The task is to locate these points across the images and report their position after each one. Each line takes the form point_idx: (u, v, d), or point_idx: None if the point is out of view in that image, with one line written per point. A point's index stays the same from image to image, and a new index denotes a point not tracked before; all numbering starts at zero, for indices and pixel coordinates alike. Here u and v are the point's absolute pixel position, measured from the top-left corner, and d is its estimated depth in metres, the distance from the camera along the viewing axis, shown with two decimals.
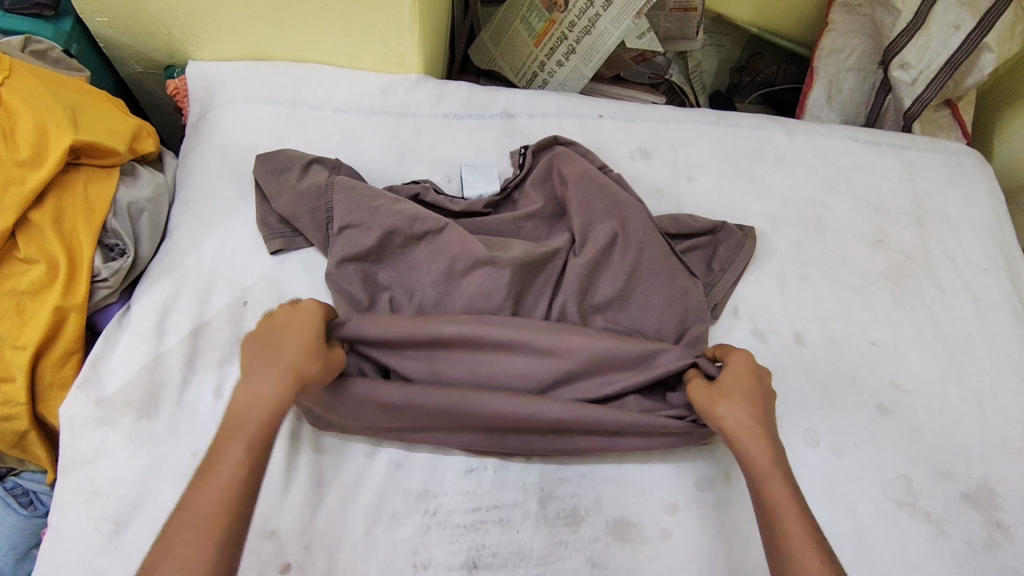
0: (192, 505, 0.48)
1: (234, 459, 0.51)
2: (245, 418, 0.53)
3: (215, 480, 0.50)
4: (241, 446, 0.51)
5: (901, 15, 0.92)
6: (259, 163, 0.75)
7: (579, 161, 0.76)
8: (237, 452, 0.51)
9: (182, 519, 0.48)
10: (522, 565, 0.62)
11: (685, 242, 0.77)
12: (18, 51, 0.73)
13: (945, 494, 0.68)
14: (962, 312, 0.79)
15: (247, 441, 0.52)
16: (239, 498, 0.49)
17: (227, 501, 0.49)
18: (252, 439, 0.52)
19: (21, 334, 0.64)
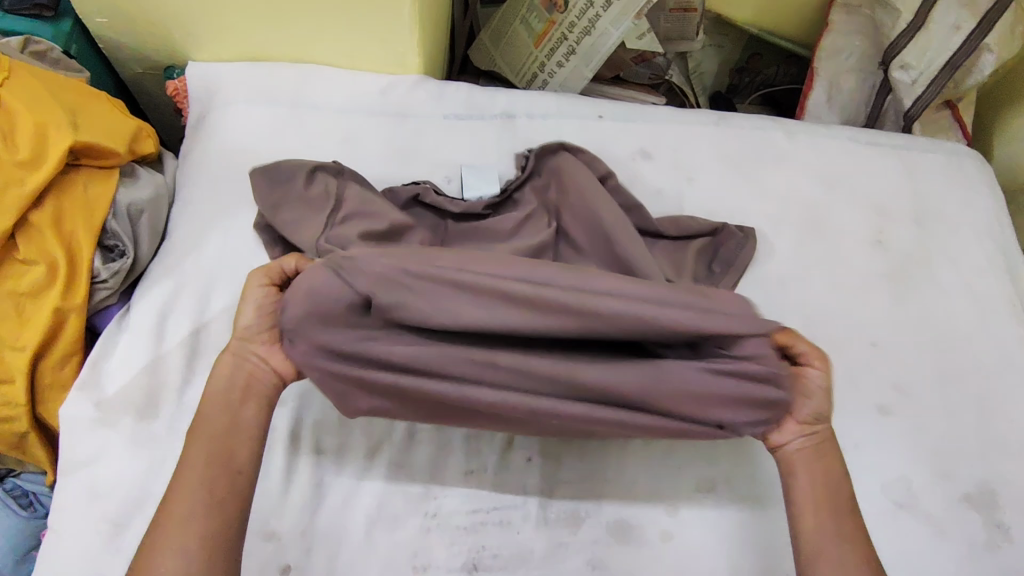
0: (167, 522, 0.50)
1: (192, 460, 0.53)
2: (203, 418, 0.54)
3: (177, 486, 0.52)
4: (200, 449, 0.53)
5: (900, 16, 0.92)
6: (257, 175, 0.71)
7: (587, 175, 0.75)
8: (195, 455, 0.53)
9: (155, 524, 0.51)
10: (522, 566, 0.62)
11: (695, 246, 0.77)
12: (18, 52, 0.73)
13: (946, 495, 0.68)
14: (963, 313, 0.79)
15: (204, 442, 0.53)
16: (199, 498, 0.51)
17: (189, 502, 0.51)
18: (207, 441, 0.53)
19: (21, 335, 0.64)
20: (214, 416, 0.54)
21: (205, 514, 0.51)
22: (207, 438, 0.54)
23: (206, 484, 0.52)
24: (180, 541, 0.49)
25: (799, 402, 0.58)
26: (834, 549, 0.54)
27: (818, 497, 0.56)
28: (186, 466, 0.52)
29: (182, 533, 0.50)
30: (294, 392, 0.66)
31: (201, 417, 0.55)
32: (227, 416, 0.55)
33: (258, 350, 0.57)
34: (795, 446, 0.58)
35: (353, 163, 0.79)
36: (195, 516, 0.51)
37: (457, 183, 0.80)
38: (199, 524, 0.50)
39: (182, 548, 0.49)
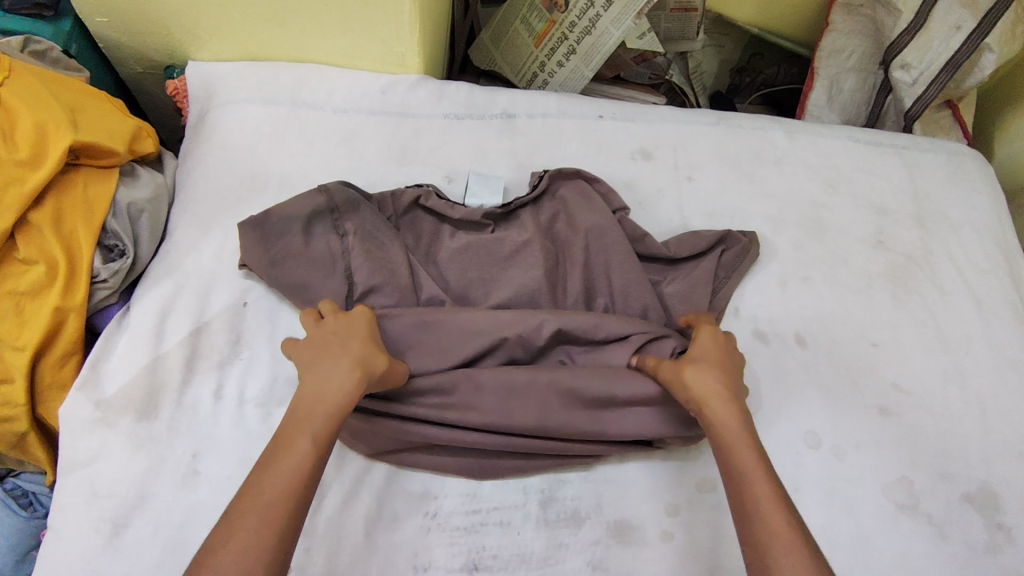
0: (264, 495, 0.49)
1: (302, 449, 0.51)
2: (310, 408, 0.53)
3: (272, 474, 0.50)
4: (308, 439, 0.52)
5: (900, 16, 0.92)
6: (249, 231, 0.69)
7: (591, 204, 0.76)
8: (303, 444, 0.51)
9: (248, 507, 0.48)
10: (523, 567, 0.62)
11: (710, 262, 0.75)
12: (17, 51, 0.72)
13: (946, 495, 0.68)
14: (963, 313, 0.79)
15: (314, 433, 0.52)
16: (289, 493, 0.49)
17: (279, 492, 0.49)
18: (316, 432, 0.52)
19: (21, 335, 0.64)
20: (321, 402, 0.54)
21: (290, 513, 0.48)
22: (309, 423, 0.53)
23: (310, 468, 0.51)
24: (257, 533, 0.47)
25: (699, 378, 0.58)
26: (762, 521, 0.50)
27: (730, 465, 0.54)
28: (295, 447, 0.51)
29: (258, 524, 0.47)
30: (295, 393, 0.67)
31: (310, 408, 0.53)
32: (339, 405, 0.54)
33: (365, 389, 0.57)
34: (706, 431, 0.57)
35: (353, 163, 0.79)
36: (275, 508, 0.48)
37: (460, 183, 0.80)
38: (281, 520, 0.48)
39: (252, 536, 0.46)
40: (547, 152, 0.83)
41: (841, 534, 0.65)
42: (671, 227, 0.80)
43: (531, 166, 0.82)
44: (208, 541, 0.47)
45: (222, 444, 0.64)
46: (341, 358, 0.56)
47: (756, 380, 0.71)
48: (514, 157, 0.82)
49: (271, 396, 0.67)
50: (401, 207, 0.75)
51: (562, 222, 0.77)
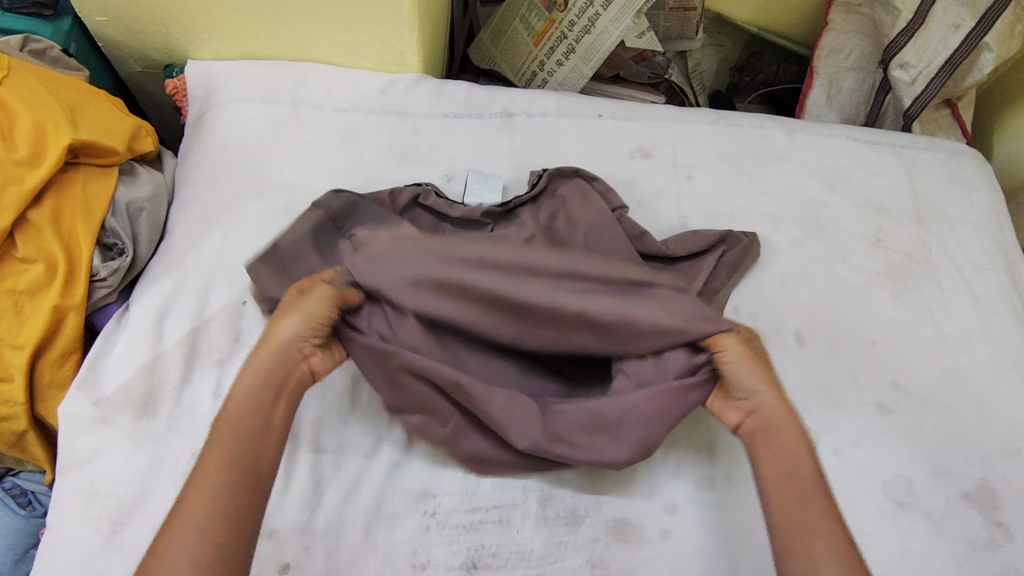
0: (183, 510, 0.49)
1: (219, 450, 0.52)
2: (233, 414, 0.55)
3: (197, 482, 0.51)
4: (219, 451, 0.52)
5: (900, 14, 0.92)
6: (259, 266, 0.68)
7: (591, 203, 0.76)
8: (223, 448, 0.52)
9: (160, 530, 0.49)
10: (522, 565, 0.62)
11: (710, 262, 0.75)
12: (17, 50, 0.73)
13: (946, 493, 0.68)
14: (963, 311, 0.79)
15: (234, 436, 0.53)
16: (218, 495, 0.50)
17: (207, 496, 0.50)
18: (233, 437, 0.53)
19: (20, 333, 0.64)
20: (241, 415, 0.55)
21: (221, 512, 0.49)
22: (233, 432, 0.54)
23: (226, 480, 0.51)
24: (190, 536, 0.48)
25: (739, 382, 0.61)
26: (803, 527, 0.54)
27: (778, 477, 0.57)
28: (209, 458, 0.52)
29: (191, 528, 0.48)
30: None
31: (230, 414, 0.55)
32: (257, 416, 0.55)
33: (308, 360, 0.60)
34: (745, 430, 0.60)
35: (353, 161, 0.79)
36: (207, 511, 0.49)
37: (459, 182, 0.80)
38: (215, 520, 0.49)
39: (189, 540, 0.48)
40: (547, 151, 0.83)
41: None
42: (671, 226, 0.80)
43: (530, 165, 0.82)
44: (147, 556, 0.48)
45: None
46: (257, 355, 0.58)
47: None
48: (514, 156, 0.82)
49: None
50: (400, 204, 0.74)
51: (562, 221, 0.76)
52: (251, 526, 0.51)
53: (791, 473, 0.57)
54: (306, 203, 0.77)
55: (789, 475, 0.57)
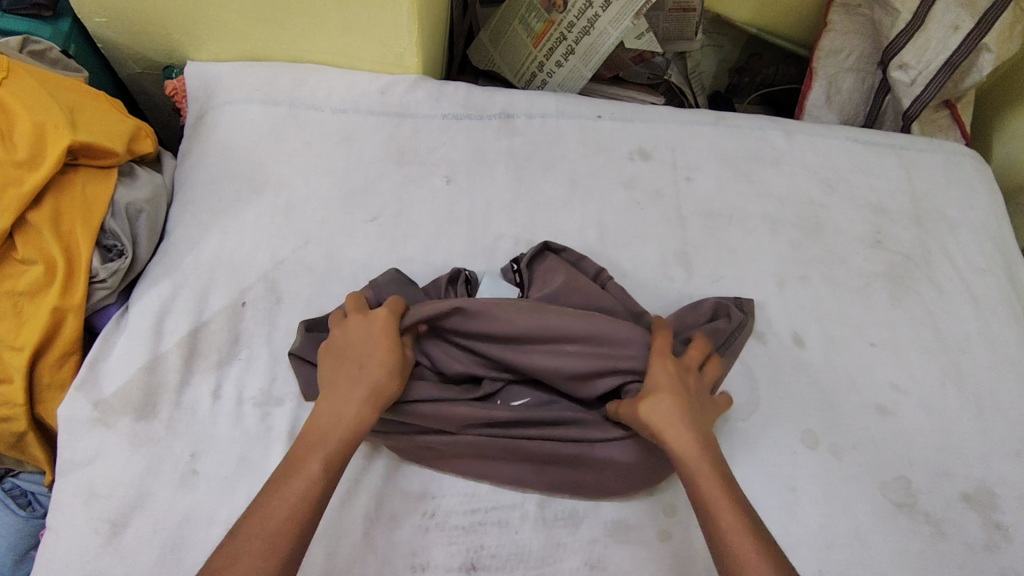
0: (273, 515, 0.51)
1: (312, 461, 0.54)
2: (322, 421, 0.57)
3: (288, 487, 0.53)
4: (319, 462, 0.54)
5: (899, 15, 0.92)
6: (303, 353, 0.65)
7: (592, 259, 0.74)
8: (313, 469, 0.54)
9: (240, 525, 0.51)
10: (521, 566, 0.62)
11: (710, 301, 0.73)
12: (17, 51, 0.73)
13: (945, 495, 0.68)
14: (961, 312, 0.79)
15: (325, 447, 0.55)
16: (302, 510, 0.52)
17: (294, 507, 0.51)
18: (330, 449, 0.55)
19: (19, 335, 0.64)
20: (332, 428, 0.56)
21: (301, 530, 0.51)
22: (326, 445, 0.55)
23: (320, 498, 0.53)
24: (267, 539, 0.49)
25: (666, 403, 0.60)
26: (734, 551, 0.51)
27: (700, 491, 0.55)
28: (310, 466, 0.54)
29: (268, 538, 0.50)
30: (292, 392, 0.67)
31: (324, 421, 0.57)
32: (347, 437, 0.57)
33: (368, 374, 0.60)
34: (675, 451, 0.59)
35: (352, 163, 0.79)
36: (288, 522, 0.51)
37: (458, 183, 0.80)
38: (296, 536, 0.51)
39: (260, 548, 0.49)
40: (546, 153, 0.83)
41: (840, 533, 0.65)
42: (670, 227, 0.80)
43: (530, 167, 0.82)
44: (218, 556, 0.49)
45: (220, 444, 0.64)
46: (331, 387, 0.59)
47: (753, 380, 0.72)
48: (513, 157, 0.82)
49: (269, 397, 0.67)
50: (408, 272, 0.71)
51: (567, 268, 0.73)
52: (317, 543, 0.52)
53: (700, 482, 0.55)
54: (305, 204, 0.77)
55: (699, 485, 0.55)
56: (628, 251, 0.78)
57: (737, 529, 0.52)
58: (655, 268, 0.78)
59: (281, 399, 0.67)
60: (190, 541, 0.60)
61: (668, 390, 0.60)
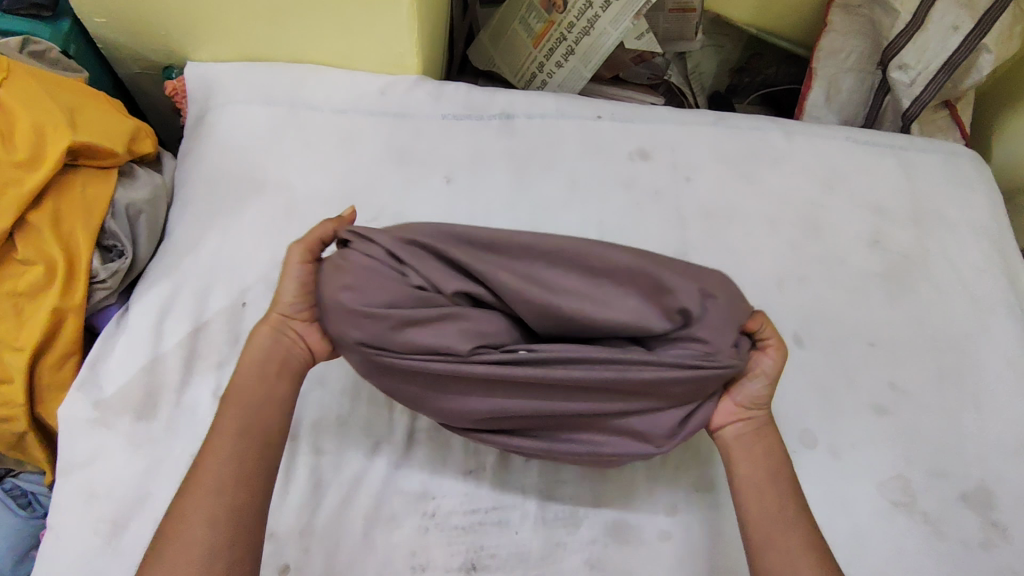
0: (197, 482, 0.51)
1: (224, 430, 0.53)
2: (238, 389, 0.56)
3: (208, 452, 0.52)
4: (234, 417, 0.54)
5: (900, 16, 0.92)
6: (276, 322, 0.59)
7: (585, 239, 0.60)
8: (229, 425, 0.54)
9: (172, 505, 0.51)
10: (521, 566, 0.62)
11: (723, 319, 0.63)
12: (17, 52, 0.73)
13: (943, 495, 0.68)
14: (960, 312, 0.79)
15: (237, 412, 0.54)
16: (220, 477, 0.51)
17: (212, 477, 0.51)
18: (241, 411, 0.54)
19: (19, 335, 0.64)
20: (250, 384, 0.56)
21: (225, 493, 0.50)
22: (240, 402, 0.55)
23: (243, 454, 0.52)
24: (197, 516, 0.49)
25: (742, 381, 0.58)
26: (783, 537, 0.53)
27: (756, 483, 0.56)
28: (220, 427, 0.54)
29: (194, 518, 0.49)
30: None
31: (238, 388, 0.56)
32: (262, 385, 0.56)
33: (298, 327, 0.59)
34: (732, 431, 0.59)
35: (353, 163, 0.79)
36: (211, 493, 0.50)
37: (458, 184, 0.80)
38: (227, 514, 0.50)
39: (194, 526, 0.49)
40: (546, 153, 0.83)
41: (839, 533, 0.65)
42: (670, 228, 0.80)
43: (529, 167, 0.82)
44: (161, 530, 0.50)
45: None
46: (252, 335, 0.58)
47: None
48: (513, 158, 0.82)
49: None
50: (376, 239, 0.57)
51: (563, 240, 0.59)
52: (262, 506, 0.52)
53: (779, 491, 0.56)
54: (305, 205, 0.77)
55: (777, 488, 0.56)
56: None
57: (789, 518, 0.54)
58: None
59: None
60: None
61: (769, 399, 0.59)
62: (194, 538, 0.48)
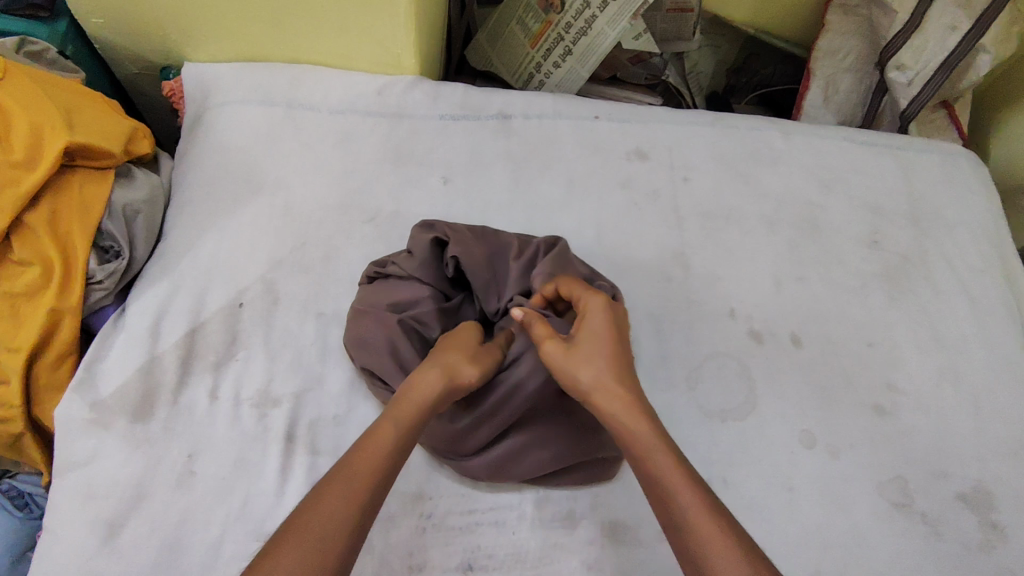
0: (332, 482, 0.48)
1: (390, 435, 0.52)
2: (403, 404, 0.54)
3: (356, 457, 0.50)
4: (395, 426, 0.52)
5: (897, 16, 0.91)
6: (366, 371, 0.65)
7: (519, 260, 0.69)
8: (390, 431, 0.52)
9: (297, 505, 0.47)
10: (518, 567, 0.62)
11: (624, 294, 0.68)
12: (13, 52, 0.73)
13: (941, 494, 0.68)
14: (957, 312, 0.79)
15: (399, 423, 0.53)
16: (379, 480, 0.50)
17: (370, 477, 0.49)
18: (407, 421, 0.53)
19: (16, 336, 0.64)
20: (416, 403, 0.54)
21: (372, 504, 0.48)
22: (402, 413, 0.53)
23: (389, 464, 0.51)
24: (347, 508, 0.47)
25: (589, 363, 0.56)
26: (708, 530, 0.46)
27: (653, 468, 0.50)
28: (385, 430, 0.52)
29: (334, 512, 0.47)
30: (290, 392, 0.67)
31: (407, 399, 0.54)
32: (426, 409, 0.54)
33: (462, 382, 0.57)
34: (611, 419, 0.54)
35: (350, 163, 0.79)
36: (369, 493, 0.48)
37: (455, 183, 0.80)
38: (363, 512, 0.48)
39: (346, 513, 0.47)
40: (544, 153, 0.83)
41: (836, 532, 0.65)
42: (667, 227, 0.80)
43: (527, 168, 0.82)
44: (283, 526, 0.46)
45: (217, 445, 0.64)
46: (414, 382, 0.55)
47: (750, 381, 0.72)
48: (511, 158, 0.82)
49: (266, 397, 0.67)
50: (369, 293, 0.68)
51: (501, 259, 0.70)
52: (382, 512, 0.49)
53: (654, 463, 0.50)
54: (303, 205, 0.77)
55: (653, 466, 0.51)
56: (626, 252, 0.78)
57: (691, 499, 0.48)
58: (653, 267, 0.78)
59: (279, 400, 0.67)
60: (188, 541, 0.60)
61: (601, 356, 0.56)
62: (338, 525, 0.46)
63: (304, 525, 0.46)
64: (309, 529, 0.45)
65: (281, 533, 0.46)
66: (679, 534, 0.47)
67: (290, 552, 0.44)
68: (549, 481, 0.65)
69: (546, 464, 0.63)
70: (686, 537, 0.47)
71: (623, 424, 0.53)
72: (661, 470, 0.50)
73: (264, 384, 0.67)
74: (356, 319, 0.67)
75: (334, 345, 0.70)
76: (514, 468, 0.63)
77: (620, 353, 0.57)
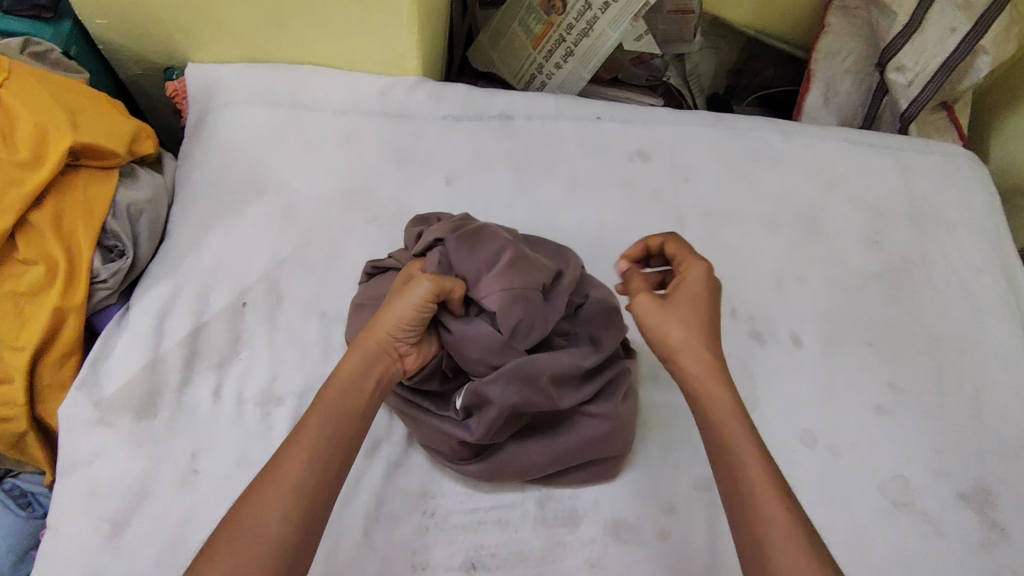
0: (258, 483, 0.49)
1: (311, 427, 0.51)
2: (331, 393, 0.53)
3: (285, 453, 0.50)
4: (317, 418, 0.52)
5: (896, 18, 0.92)
6: None
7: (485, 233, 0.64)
8: (313, 424, 0.52)
9: (227, 512, 0.48)
10: (521, 565, 0.62)
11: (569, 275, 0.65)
12: (17, 53, 0.73)
13: (942, 493, 0.68)
14: (958, 312, 0.79)
15: (322, 415, 0.52)
16: (306, 477, 0.49)
17: (296, 477, 0.49)
18: (331, 409, 0.52)
19: (20, 335, 0.64)
20: (342, 388, 0.54)
21: (302, 498, 0.48)
22: (328, 402, 0.53)
23: (315, 454, 0.50)
24: (275, 513, 0.47)
25: (683, 330, 0.55)
26: (781, 525, 0.47)
27: (727, 450, 0.51)
28: (310, 422, 0.52)
29: (264, 512, 0.47)
30: (293, 391, 0.68)
31: (334, 384, 0.54)
32: (352, 395, 0.54)
33: (398, 351, 0.57)
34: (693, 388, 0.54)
35: (352, 164, 0.80)
36: (294, 492, 0.48)
37: (458, 184, 0.80)
38: (293, 508, 0.48)
39: (277, 512, 0.47)
40: (546, 154, 0.84)
41: (838, 531, 0.65)
42: (669, 228, 0.81)
43: (529, 168, 0.82)
44: (213, 534, 0.47)
45: (220, 443, 0.65)
46: (343, 360, 0.55)
47: (751, 380, 0.72)
48: (513, 158, 0.83)
49: (270, 396, 0.67)
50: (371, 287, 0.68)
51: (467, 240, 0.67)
52: (318, 504, 0.49)
53: (737, 445, 0.51)
54: (306, 205, 0.77)
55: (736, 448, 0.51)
56: (627, 252, 0.79)
57: (766, 489, 0.49)
58: None
59: (282, 399, 0.67)
60: (192, 540, 0.60)
61: (694, 321, 0.56)
62: (265, 527, 0.47)
63: (237, 528, 0.47)
64: (239, 532, 0.47)
65: (213, 540, 0.47)
66: (748, 521, 0.48)
67: (221, 559, 0.46)
68: (559, 476, 0.65)
69: (558, 460, 0.63)
70: (758, 527, 0.48)
71: (710, 397, 0.53)
72: (741, 451, 0.51)
73: (268, 383, 0.67)
74: (357, 313, 0.67)
75: (337, 344, 0.71)
76: (528, 467, 0.63)
77: (713, 323, 0.56)
